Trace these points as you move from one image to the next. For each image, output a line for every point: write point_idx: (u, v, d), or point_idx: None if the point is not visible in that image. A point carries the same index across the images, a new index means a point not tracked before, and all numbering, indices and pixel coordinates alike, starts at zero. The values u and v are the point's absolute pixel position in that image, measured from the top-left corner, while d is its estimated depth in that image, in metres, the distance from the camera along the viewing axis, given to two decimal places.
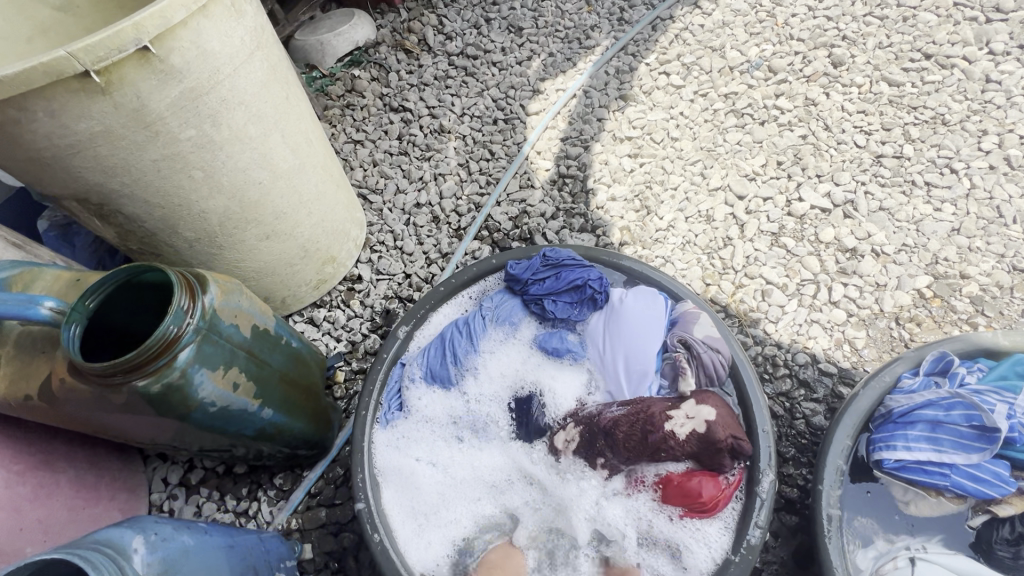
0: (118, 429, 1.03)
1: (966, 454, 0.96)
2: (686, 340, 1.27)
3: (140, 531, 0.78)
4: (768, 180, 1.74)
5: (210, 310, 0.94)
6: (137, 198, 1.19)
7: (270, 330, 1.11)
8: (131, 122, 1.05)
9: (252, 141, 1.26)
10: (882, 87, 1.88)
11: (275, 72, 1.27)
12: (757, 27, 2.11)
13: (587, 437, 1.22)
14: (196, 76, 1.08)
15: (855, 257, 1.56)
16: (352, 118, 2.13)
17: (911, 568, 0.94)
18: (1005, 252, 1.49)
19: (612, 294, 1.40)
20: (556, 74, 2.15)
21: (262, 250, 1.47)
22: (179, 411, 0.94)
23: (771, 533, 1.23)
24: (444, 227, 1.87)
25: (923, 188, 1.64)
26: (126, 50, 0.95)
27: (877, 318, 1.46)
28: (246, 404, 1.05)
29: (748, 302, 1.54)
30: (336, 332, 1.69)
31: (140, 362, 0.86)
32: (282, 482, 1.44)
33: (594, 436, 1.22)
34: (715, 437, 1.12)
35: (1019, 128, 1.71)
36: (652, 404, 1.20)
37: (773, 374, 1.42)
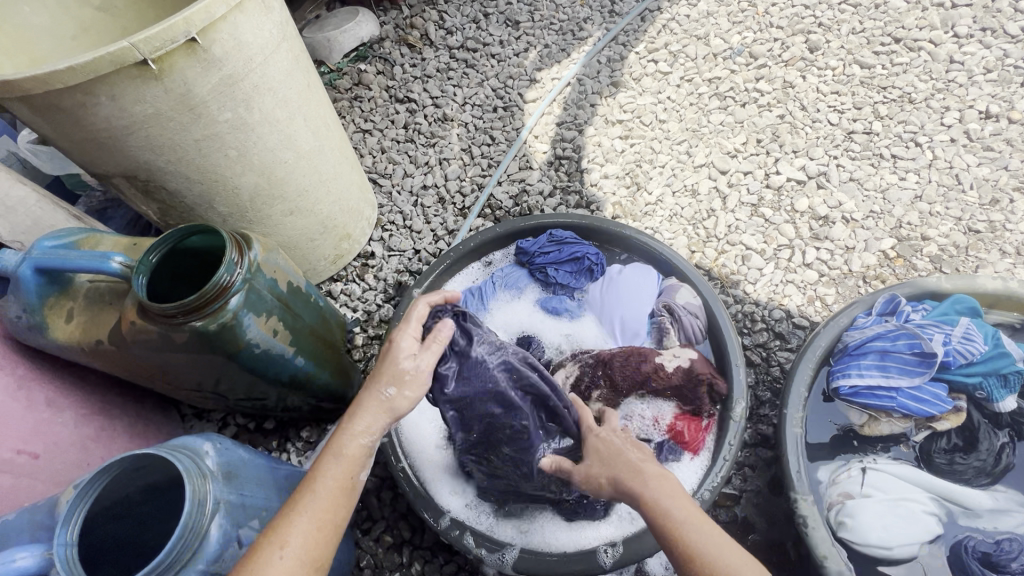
0: (172, 372, 1.18)
1: (909, 378, 1.10)
2: (670, 305, 1.41)
3: (208, 439, 0.93)
4: (749, 157, 1.89)
5: (255, 264, 1.09)
6: (179, 175, 1.34)
7: (301, 288, 1.26)
8: (178, 105, 1.20)
9: (279, 124, 1.41)
10: (854, 70, 2.02)
11: (298, 62, 1.42)
12: (739, 16, 2.26)
13: (585, 372, 1.32)
14: (233, 64, 1.23)
15: (827, 224, 1.70)
16: (361, 109, 2.28)
17: (862, 475, 1.08)
18: (962, 216, 1.64)
19: (610, 267, 1.55)
20: (552, 64, 2.30)
21: (286, 225, 1.62)
22: (229, 350, 1.09)
23: (748, 465, 1.38)
24: (450, 206, 2.02)
25: (890, 160, 1.79)
26: (177, 41, 1.10)
27: (846, 277, 1.61)
28: (283, 349, 1.20)
29: (729, 266, 1.68)
30: (352, 303, 1.84)
31: (199, 304, 1.01)
32: (309, 434, 1.59)
33: (595, 370, 1.31)
34: (697, 371, 1.26)
35: (979, 104, 1.85)
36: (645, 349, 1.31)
37: (751, 328, 1.56)
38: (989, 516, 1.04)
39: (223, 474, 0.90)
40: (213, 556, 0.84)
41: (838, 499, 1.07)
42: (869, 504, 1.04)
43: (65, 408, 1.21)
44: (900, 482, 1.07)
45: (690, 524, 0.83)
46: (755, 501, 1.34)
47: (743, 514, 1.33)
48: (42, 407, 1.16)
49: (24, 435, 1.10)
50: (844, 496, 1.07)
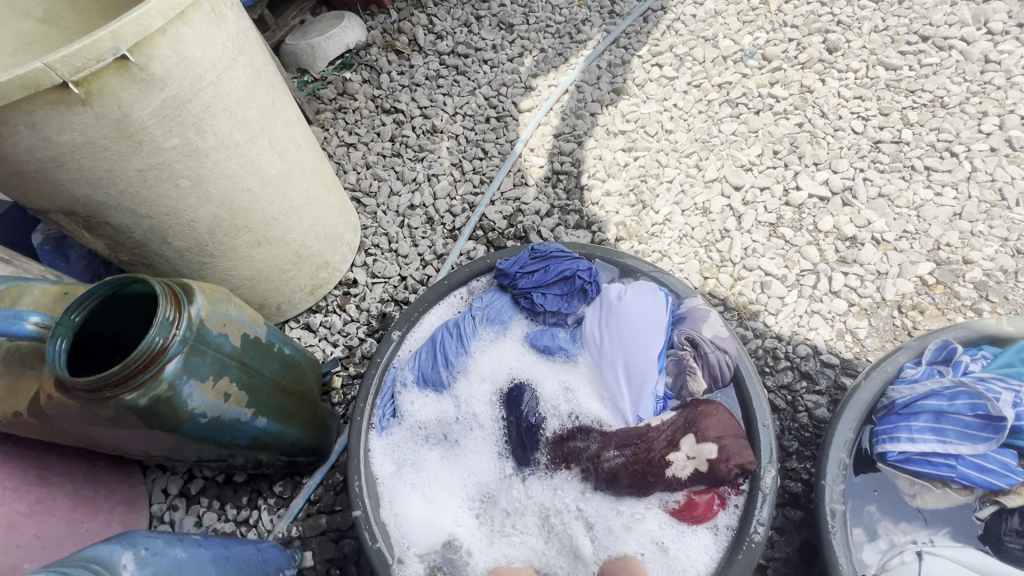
0: (110, 442, 1.02)
1: (971, 444, 0.93)
2: (693, 338, 1.25)
3: (130, 545, 0.77)
4: (765, 170, 1.71)
5: (197, 319, 0.93)
6: (124, 209, 1.18)
7: (261, 338, 1.10)
8: (114, 132, 1.04)
9: (238, 148, 1.25)
10: (878, 72, 1.84)
11: (260, 78, 1.26)
12: (750, 15, 2.08)
13: (589, 468, 1.19)
14: (178, 83, 1.07)
15: (855, 246, 1.53)
16: (344, 121, 2.12)
17: (919, 563, 0.91)
18: (1009, 236, 1.46)
19: (605, 288, 1.38)
20: (548, 70, 2.13)
21: (254, 256, 1.46)
22: (169, 423, 0.93)
23: (775, 529, 1.22)
24: (439, 228, 1.86)
25: (923, 173, 1.61)
26: (104, 59, 0.94)
27: (879, 307, 1.44)
28: (238, 414, 1.04)
29: (747, 295, 1.51)
30: (332, 337, 1.68)
31: (127, 375, 0.85)
32: (282, 489, 1.43)
33: (596, 462, 1.18)
34: (718, 474, 1.10)
35: (1020, 109, 1.67)
36: (653, 442, 1.16)
37: (774, 366, 1.39)
38: None
39: None
40: None
41: None
42: None
43: None
44: (964, 572, 0.90)
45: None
46: (783, 572, 1.18)
47: None
48: None
49: None
50: None
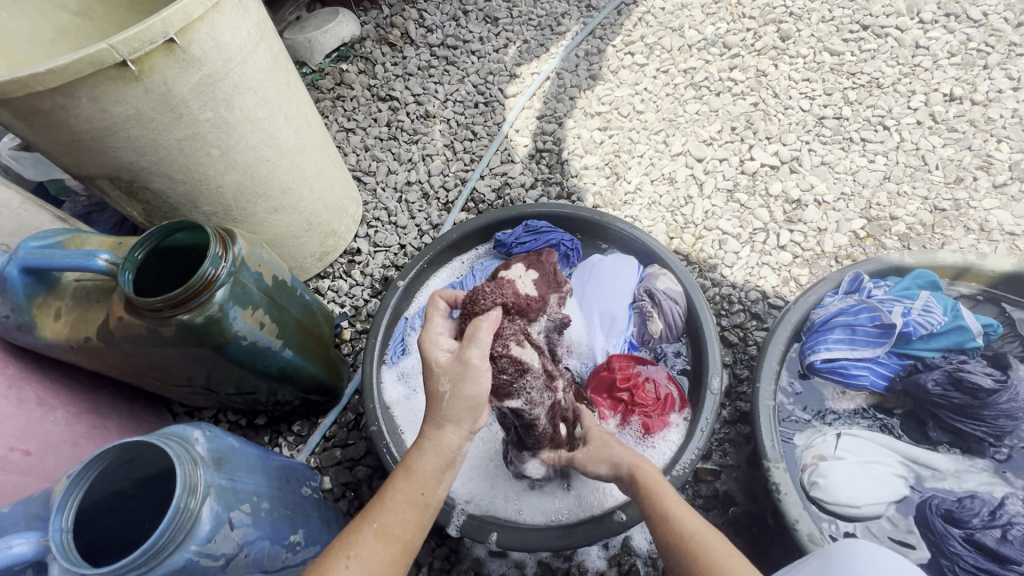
0: (161, 367, 1.20)
1: (872, 349, 1.16)
2: (650, 290, 1.44)
3: (198, 427, 0.96)
4: (724, 144, 1.93)
5: (239, 258, 1.12)
6: (163, 174, 1.36)
7: (287, 281, 1.29)
8: (159, 106, 1.22)
9: (259, 122, 1.43)
10: (824, 57, 2.07)
11: (277, 60, 1.44)
12: (712, 8, 2.30)
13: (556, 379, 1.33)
14: (212, 64, 1.25)
15: (800, 207, 1.75)
16: (343, 108, 2.30)
17: (836, 440, 1.12)
18: (928, 195, 1.70)
19: (591, 257, 1.58)
20: (531, 59, 2.33)
21: (271, 222, 1.64)
22: (216, 343, 1.12)
23: (727, 442, 1.43)
24: (434, 202, 2.04)
25: (859, 144, 1.84)
26: (155, 42, 1.12)
27: (819, 258, 1.66)
28: (270, 342, 1.22)
29: (707, 251, 1.73)
30: (340, 298, 1.86)
31: (185, 298, 1.04)
32: (300, 428, 1.61)
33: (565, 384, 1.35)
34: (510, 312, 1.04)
35: (943, 87, 1.91)
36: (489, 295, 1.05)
37: (729, 310, 1.61)
38: (954, 479, 1.08)
39: (214, 461, 0.93)
40: (205, 538, 0.86)
41: (810, 461, 1.11)
42: (841, 466, 1.08)
43: (55, 407, 1.22)
44: (870, 446, 1.12)
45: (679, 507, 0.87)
46: (735, 477, 1.39)
47: (724, 488, 1.38)
48: (33, 406, 1.18)
49: (17, 432, 1.12)
50: (817, 459, 1.11)
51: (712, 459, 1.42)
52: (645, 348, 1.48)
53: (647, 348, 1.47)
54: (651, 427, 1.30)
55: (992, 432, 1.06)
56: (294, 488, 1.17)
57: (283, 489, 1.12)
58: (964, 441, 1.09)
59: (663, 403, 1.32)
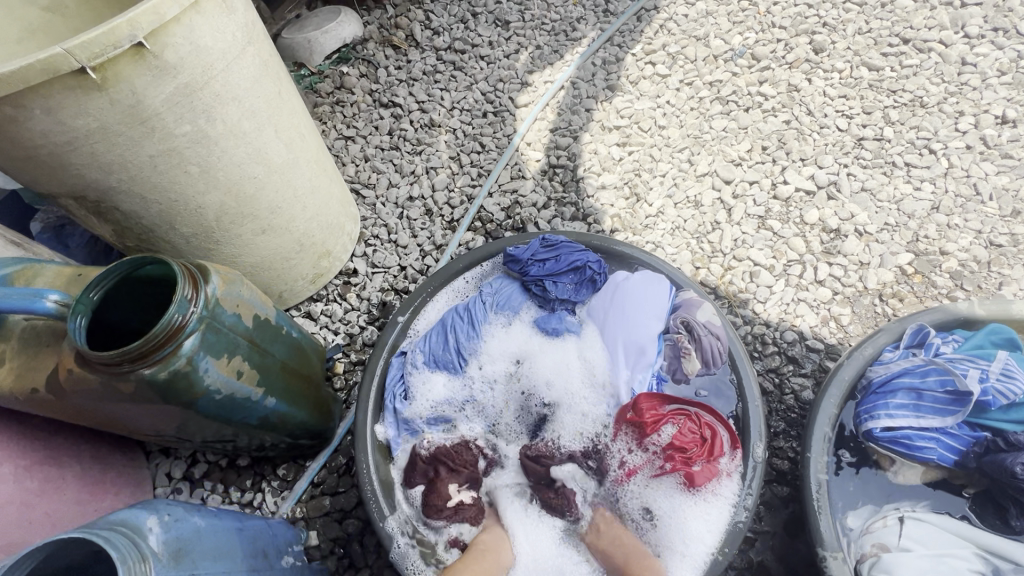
0: (123, 420, 1.05)
1: (942, 418, 1.01)
2: (688, 322, 1.31)
3: (154, 511, 0.80)
4: (754, 165, 1.78)
5: (213, 299, 0.97)
6: (134, 194, 1.20)
7: (271, 319, 1.13)
8: (127, 119, 1.07)
9: (245, 136, 1.28)
10: (862, 72, 1.92)
11: (268, 67, 1.28)
12: (739, 16, 2.15)
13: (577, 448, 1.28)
14: (190, 72, 1.09)
15: (839, 238, 1.60)
16: (342, 115, 2.14)
17: (900, 525, 0.97)
18: (982, 229, 1.54)
19: (613, 275, 1.43)
20: (544, 66, 2.17)
21: (259, 244, 1.48)
22: (184, 399, 0.96)
23: (763, 505, 1.27)
24: (438, 219, 1.89)
25: (903, 169, 1.69)
26: (121, 46, 0.97)
27: (861, 295, 1.50)
28: (250, 392, 1.07)
29: (736, 284, 1.57)
30: (333, 324, 1.70)
31: (146, 350, 0.88)
32: (285, 472, 1.46)
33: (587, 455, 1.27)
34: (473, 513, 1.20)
35: (994, 108, 1.76)
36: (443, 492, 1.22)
37: (762, 352, 1.45)
38: None
39: (171, 555, 0.78)
40: None
41: (871, 551, 0.96)
42: (909, 559, 0.93)
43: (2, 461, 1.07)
44: (940, 533, 0.96)
45: None
46: (772, 546, 1.24)
47: (758, 559, 1.23)
48: None
49: None
50: (879, 549, 0.96)
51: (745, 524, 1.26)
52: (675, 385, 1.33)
53: (678, 383, 1.32)
54: (696, 478, 1.15)
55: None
56: (271, 563, 1.02)
57: (257, 568, 0.97)
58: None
59: (709, 448, 1.18)
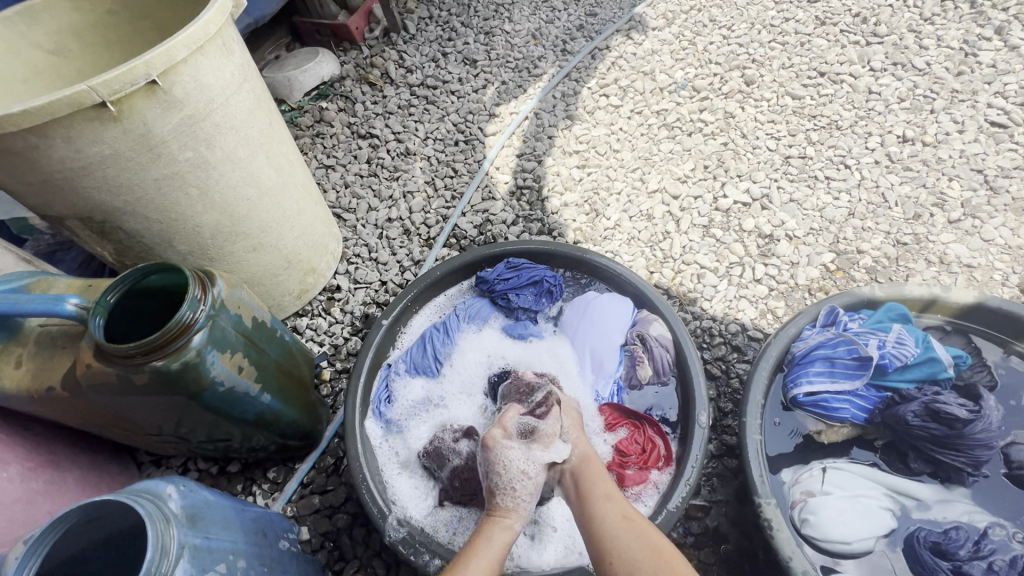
0: (131, 416, 1.14)
1: (852, 382, 1.19)
2: (642, 335, 1.43)
3: (171, 481, 0.90)
4: (697, 182, 2.01)
5: (218, 300, 1.09)
6: (137, 215, 1.32)
7: (267, 324, 1.26)
8: (137, 146, 1.20)
9: (240, 162, 1.42)
10: (786, 101, 2.20)
11: (260, 101, 1.44)
12: (680, 54, 2.44)
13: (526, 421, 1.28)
14: (194, 105, 1.24)
15: (772, 242, 1.82)
16: (323, 146, 2.30)
17: (823, 474, 1.14)
18: (891, 230, 1.79)
19: (587, 295, 1.57)
20: (509, 99, 2.40)
21: (249, 261, 1.60)
22: (192, 389, 1.07)
23: (715, 478, 1.43)
24: (415, 238, 2.04)
25: (824, 182, 1.94)
26: (137, 83, 1.11)
27: (793, 291, 1.71)
28: (249, 387, 1.18)
29: (686, 285, 1.77)
30: (319, 337, 1.81)
31: (161, 343, 1.00)
32: (275, 475, 1.54)
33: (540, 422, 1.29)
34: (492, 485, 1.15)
35: (897, 129, 2.04)
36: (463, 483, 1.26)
37: (710, 342, 1.63)
38: (939, 508, 1.11)
39: (187, 518, 0.88)
40: None
41: (800, 497, 1.12)
42: (830, 500, 1.09)
43: (10, 462, 1.14)
44: (856, 479, 1.13)
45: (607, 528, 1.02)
46: (725, 512, 1.38)
47: (714, 525, 1.37)
48: None
49: None
50: (806, 495, 1.12)
51: (701, 495, 1.41)
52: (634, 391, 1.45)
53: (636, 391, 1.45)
54: (626, 480, 1.27)
55: (970, 461, 1.09)
56: (270, 541, 1.11)
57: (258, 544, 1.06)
58: (945, 471, 1.12)
59: (647, 457, 1.30)
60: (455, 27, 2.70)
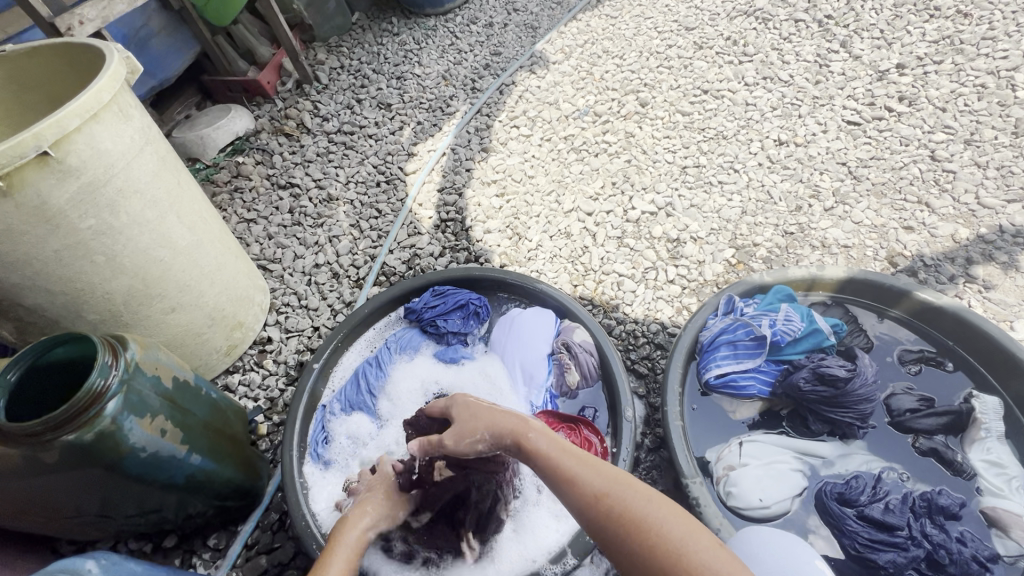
0: (44, 499, 1.08)
1: (754, 359, 1.32)
2: (567, 343, 1.51)
3: (91, 555, 0.87)
4: (608, 198, 2.16)
5: (132, 363, 1.07)
6: (39, 288, 1.28)
7: (190, 382, 1.24)
8: (32, 218, 1.18)
9: (150, 223, 1.41)
10: (678, 117, 2.42)
11: (166, 161, 1.44)
12: (580, 83, 2.64)
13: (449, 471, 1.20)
14: (92, 172, 1.23)
15: (680, 244, 1.98)
16: (242, 199, 2.29)
17: (740, 447, 1.24)
18: (778, 222, 2.00)
19: (511, 311, 1.65)
20: (426, 138, 2.50)
21: (169, 323, 1.56)
22: (110, 459, 1.03)
23: (653, 471, 1.50)
24: (345, 280, 2.05)
25: (718, 186, 2.14)
26: (27, 156, 1.10)
27: (703, 286, 1.86)
28: (174, 449, 1.14)
29: (608, 293, 1.88)
30: (253, 391, 1.77)
31: (71, 414, 0.97)
32: (216, 541, 1.47)
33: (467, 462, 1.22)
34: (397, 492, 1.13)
35: (773, 134, 2.30)
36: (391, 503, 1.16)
37: (635, 343, 1.74)
38: (840, 462, 1.24)
39: None
40: None
41: (723, 472, 1.22)
42: (748, 470, 1.20)
43: None
44: (768, 447, 1.25)
45: (659, 515, 0.83)
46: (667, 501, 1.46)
47: None
48: None
49: None
50: (728, 469, 1.22)
51: None
52: (565, 399, 1.51)
53: (567, 397, 1.51)
54: None
55: (857, 416, 1.25)
56: None
57: None
58: (841, 428, 1.26)
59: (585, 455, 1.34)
60: (366, 74, 2.80)
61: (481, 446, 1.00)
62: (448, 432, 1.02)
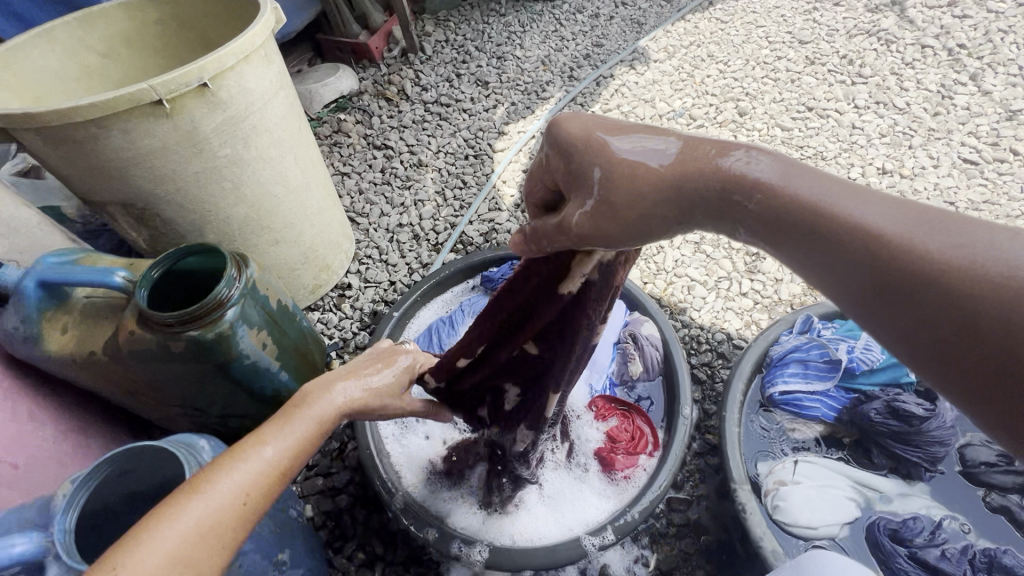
0: (159, 385, 1.24)
1: (823, 382, 1.31)
2: (634, 333, 1.55)
3: (204, 436, 1.02)
4: None
5: (250, 280, 1.21)
6: (175, 204, 1.44)
7: (288, 308, 1.37)
8: (183, 140, 1.33)
9: (272, 161, 1.55)
10: (776, 132, 2.36)
11: (292, 107, 1.58)
12: (679, 84, 2.61)
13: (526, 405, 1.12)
14: (236, 107, 1.38)
15: (759, 259, 1.95)
16: (340, 154, 2.44)
17: (794, 466, 1.23)
18: None
19: None
20: (518, 119, 2.56)
21: (270, 254, 1.72)
22: (221, 359, 1.17)
23: (697, 475, 1.51)
24: (424, 243, 2.16)
25: None
26: (190, 85, 1.25)
27: (776, 305, 1.83)
28: (269, 363, 1.28)
29: (677, 296, 1.88)
30: (329, 330, 1.91)
31: (199, 313, 1.11)
32: None
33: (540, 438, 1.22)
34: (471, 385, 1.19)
35: (877, 161, 2.20)
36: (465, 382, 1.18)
37: (697, 349, 1.74)
38: (899, 501, 1.21)
39: None
40: None
41: (773, 486, 1.21)
42: (800, 489, 1.19)
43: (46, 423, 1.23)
44: (824, 471, 1.24)
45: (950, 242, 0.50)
46: (707, 507, 1.47)
47: (695, 517, 1.45)
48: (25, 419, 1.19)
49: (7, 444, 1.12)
50: (779, 483, 1.21)
51: (684, 490, 1.49)
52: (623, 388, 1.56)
53: (626, 386, 1.55)
54: (615, 463, 1.36)
55: (925, 457, 1.22)
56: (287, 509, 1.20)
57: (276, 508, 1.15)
58: (905, 466, 1.23)
59: (636, 443, 1.39)
60: (469, 50, 2.89)
61: (601, 175, 0.63)
62: (558, 158, 0.67)
